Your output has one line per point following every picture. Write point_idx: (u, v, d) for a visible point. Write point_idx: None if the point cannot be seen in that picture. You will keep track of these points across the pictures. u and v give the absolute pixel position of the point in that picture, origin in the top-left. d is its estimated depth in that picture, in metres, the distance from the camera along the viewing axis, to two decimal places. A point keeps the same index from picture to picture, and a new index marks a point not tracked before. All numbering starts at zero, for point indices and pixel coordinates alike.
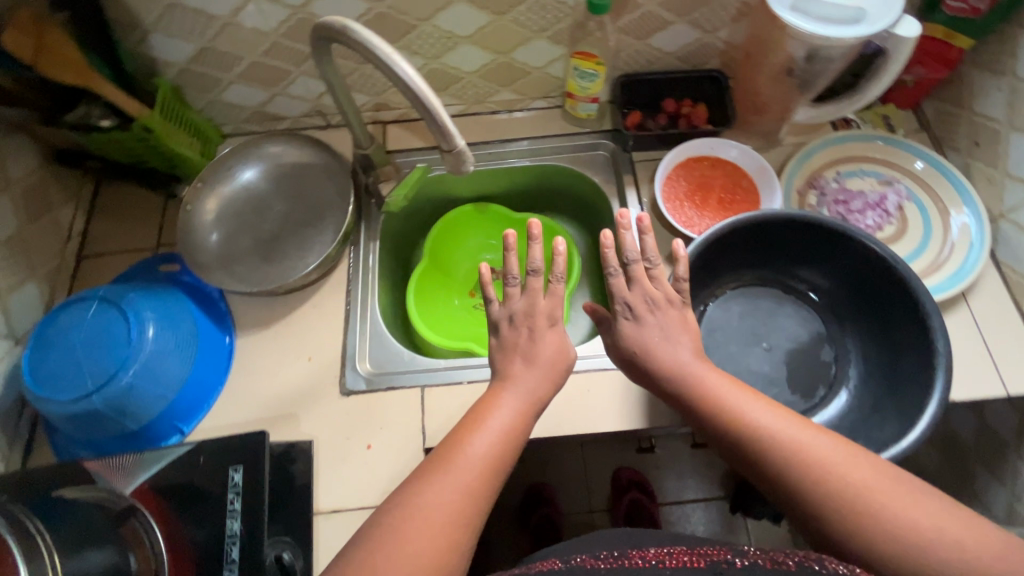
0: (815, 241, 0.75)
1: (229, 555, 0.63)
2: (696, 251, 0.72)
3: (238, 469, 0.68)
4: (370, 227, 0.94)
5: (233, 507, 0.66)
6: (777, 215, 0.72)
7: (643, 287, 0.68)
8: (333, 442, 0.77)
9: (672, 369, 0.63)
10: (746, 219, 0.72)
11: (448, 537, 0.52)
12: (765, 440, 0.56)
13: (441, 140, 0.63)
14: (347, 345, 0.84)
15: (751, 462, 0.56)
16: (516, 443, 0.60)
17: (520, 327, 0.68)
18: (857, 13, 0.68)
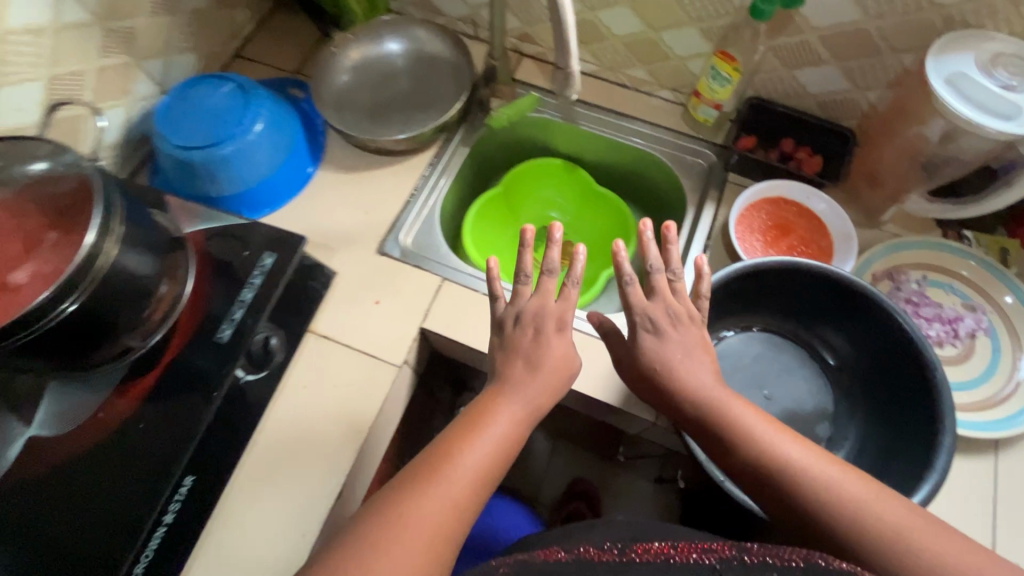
0: (866, 321, 0.72)
1: (233, 313, 0.73)
2: (734, 273, 0.72)
3: (272, 256, 0.75)
4: (467, 134, 1.01)
5: (254, 281, 0.75)
6: (834, 276, 0.70)
7: (664, 305, 0.65)
8: (350, 286, 0.85)
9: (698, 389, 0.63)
10: (798, 265, 0.71)
11: (444, 525, 0.53)
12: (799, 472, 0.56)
13: (558, 54, 0.66)
14: (401, 217, 0.92)
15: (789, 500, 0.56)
16: (510, 452, 0.60)
17: (523, 328, 0.66)
18: (1012, 109, 0.64)
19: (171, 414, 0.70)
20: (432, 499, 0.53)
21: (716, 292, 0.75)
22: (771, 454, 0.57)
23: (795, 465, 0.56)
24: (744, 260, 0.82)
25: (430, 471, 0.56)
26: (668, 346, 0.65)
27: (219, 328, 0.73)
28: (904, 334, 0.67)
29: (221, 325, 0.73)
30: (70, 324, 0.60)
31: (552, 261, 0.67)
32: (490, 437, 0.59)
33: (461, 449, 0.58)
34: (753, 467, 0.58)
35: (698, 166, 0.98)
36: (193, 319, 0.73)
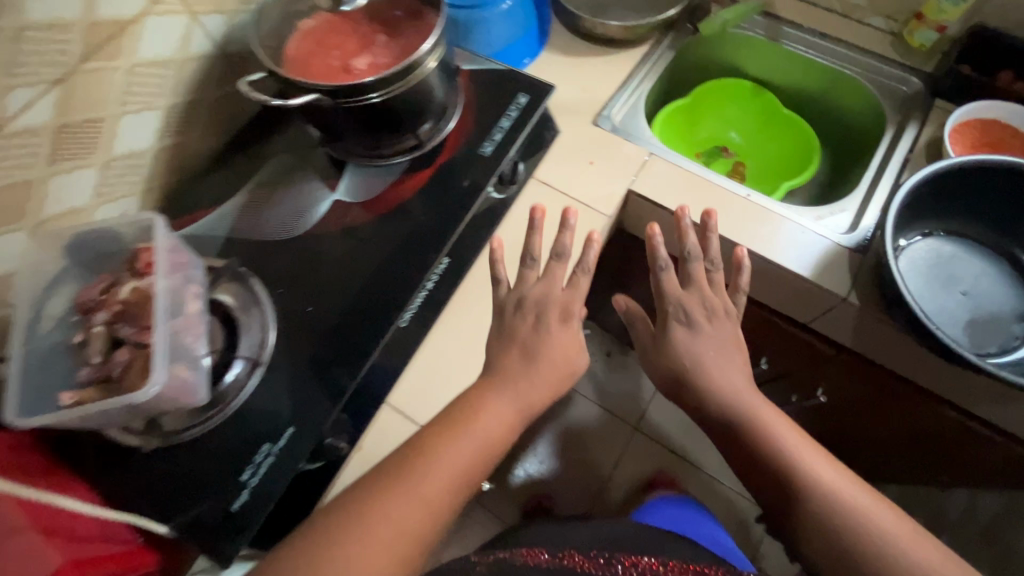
0: None
1: (494, 134, 0.84)
2: (958, 166, 0.77)
3: (525, 96, 0.86)
4: (675, 39, 1.09)
5: (511, 112, 0.86)
6: None
7: (697, 297, 0.79)
8: (568, 147, 0.95)
9: (729, 392, 0.73)
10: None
11: (417, 515, 0.58)
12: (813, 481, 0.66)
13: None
14: (613, 98, 1.01)
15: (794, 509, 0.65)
16: (500, 443, 0.65)
17: (525, 314, 0.71)
18: None
19: (435, 208, 0.79)
20: (399, 498, 0.58)
21: (928, 185, 0.79)
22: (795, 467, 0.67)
23: (809, 473, 0.66)
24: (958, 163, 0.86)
25: (406, 467, 0.60)
26: (702, 339, 0.77)
27: (483, 144, 0.83)
28: None
29: (484, 143, 0.84)
30: (372, 106, 0.72)
31: (563, 247, 0.74)
32: (496, 429, 0.65)
33: (455, 435, 0.63)
34: (770, 471, 0.68)
35: (900, 93, 1.01)
36: (460, 134, 0.84)
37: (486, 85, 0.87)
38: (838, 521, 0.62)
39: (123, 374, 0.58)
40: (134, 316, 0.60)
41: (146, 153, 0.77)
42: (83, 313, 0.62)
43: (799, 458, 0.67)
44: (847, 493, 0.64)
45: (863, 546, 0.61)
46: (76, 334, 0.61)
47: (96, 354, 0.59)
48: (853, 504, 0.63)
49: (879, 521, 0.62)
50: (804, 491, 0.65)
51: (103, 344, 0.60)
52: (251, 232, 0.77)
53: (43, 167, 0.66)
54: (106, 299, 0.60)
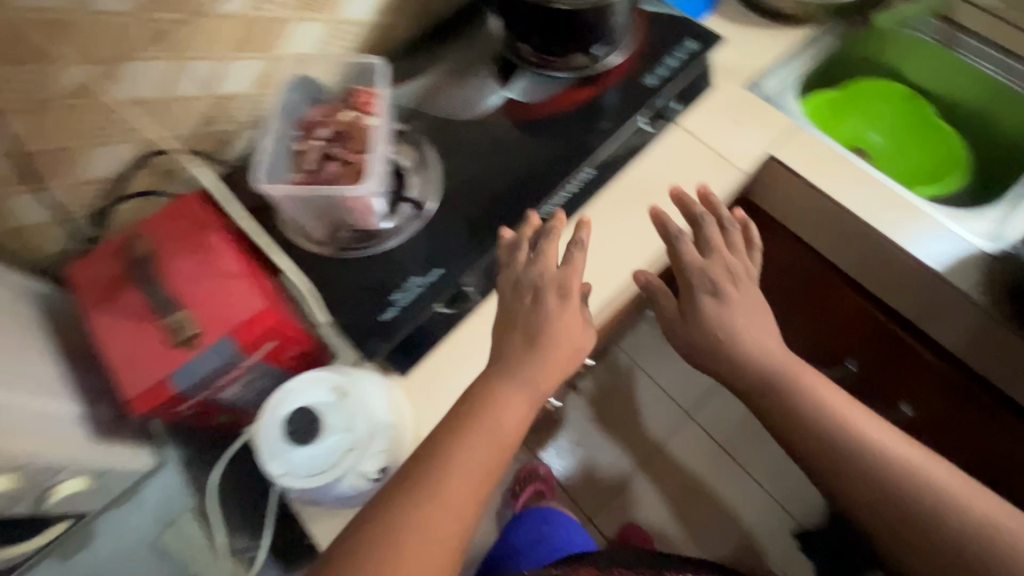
0: None
1: (658, 70, 0.90)
2: None
3: (695, 42, 0.91)
4: (844, 27, 1.10)
5: (679, 53, 0.91)
6: None
7: (720, 266, 0.77)
8: (718, 104, 1.00)
9: (780, 391, 0.73)
10: None
11: (454, 517, 0.59)
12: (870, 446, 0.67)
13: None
14: (770, 68, 1.04)
15: (856, 480, 0.66)
16: (508, 426, 0.64)
17: (520, 293, 0.69)
18: None
19: (591, 123, 0.87)
20: (417, 508, 0.58)
21: None
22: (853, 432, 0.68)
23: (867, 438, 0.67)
24: None
25: (408, 483, 0.60)
26: (733, 307, 0.76)
27: (647, 76, 0.90)
28: None
29: (648, 75, 0.90)
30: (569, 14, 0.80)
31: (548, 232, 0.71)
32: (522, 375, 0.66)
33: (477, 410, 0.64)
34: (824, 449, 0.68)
35: None
36: (627, 63, 0.91)
37: (659, 27, 0.93)
38: (901, 492, 0.64)
39: (331, 180, 0.70)
40: (349, 138, 0.71)
41: (361, 24, 0.89)
42: (306, 129, 0.74)
43: (859, 432, 0.68)
44: (902, 452, 0.66)
45: (924, 509, 0.63)
46: (297, 143, 0.73)
47: (311, 161, 0.71)
48: (909, 470, 0.65)
49: (938, 482, 0.64)
50: (862, 461, 0.67)
51: (317, 154, 0.71)
52: (431, 109, 0.88)
53: (293, 10, 0.79)
54: (332, 119, 0.72)
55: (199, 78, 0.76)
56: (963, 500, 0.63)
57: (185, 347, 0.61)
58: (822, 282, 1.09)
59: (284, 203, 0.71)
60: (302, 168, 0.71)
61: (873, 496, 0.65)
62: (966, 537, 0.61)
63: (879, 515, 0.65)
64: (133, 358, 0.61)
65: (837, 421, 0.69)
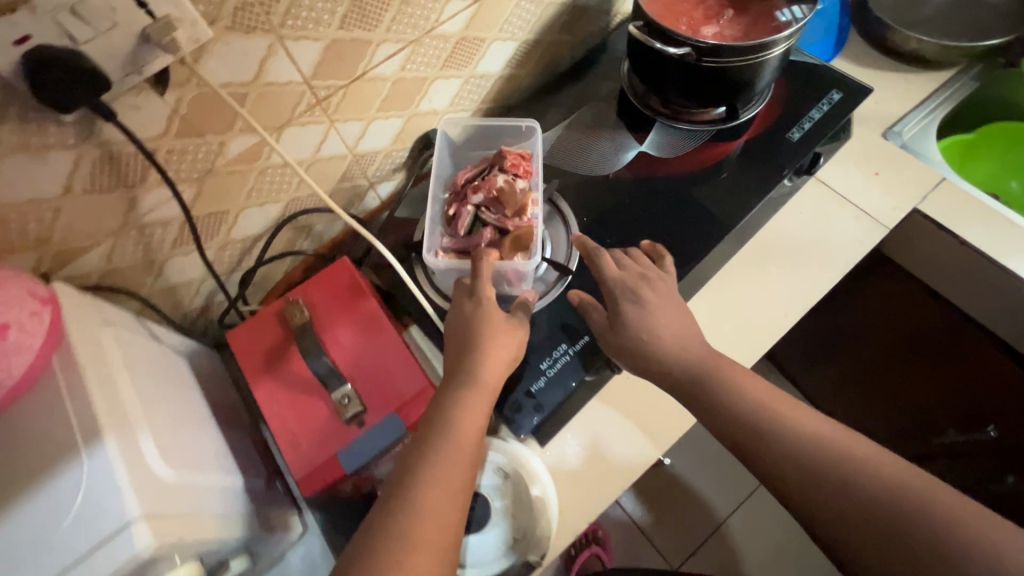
0: None
1: (802, 123, 0.85)
2: None
3: (839, 93, 0.87)
4: (985, 71, 1.04)
5: (824, 105, 0.86)
6: None
7: (632, 272, 0.70)
8: (855, 153, 0.94)
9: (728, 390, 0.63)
10: None
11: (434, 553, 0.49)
12: (799, 436, 0.58)
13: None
14: (908, 115, 0.98)
15: (796, 478, 0.56)
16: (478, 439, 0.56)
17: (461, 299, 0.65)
18: None
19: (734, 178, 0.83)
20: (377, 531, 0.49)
21: None
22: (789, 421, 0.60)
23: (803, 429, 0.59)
24: None
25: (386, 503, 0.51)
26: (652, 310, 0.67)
27: (789, 130, 0.85)
28: None
29: (791, 129, 0.85)
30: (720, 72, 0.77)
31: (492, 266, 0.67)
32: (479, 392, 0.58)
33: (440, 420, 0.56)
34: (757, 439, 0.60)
35: None
36: (768, 116, 0.86)
37: (798, 77, 0.89)
38: (804, 454, 0.57)
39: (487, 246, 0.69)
40: (502, 203, 0.70)
41: (492, 77, 0.88)
42: (458, 194, 0.74)
43: (772, 408, 0.61)
44: (835, 439, 0.57)
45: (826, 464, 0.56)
46: (449, 207, 0.74)
47: (464, 228, 0.71)
48: (833, 442, 0.57)
49: (846, 444, 0.57)
50: (774, 435, 0.59)
51: (471, 220, 0.71)
52: (564, 164, 0.86)
53: (437, 69, 0.78)
54: (486, 183, 0.70)
55: (346, 138, 0.76)
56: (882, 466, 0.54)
57: (353, 425, 0.60)
58: (960, 341, 1.01)
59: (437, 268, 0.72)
60: (460, 232, 0.70)
61: (812, 495, 0.55)
62: (864, 476, 0.54)
63: (796, 488, 0.56)
64: (302, 433, 0.60)
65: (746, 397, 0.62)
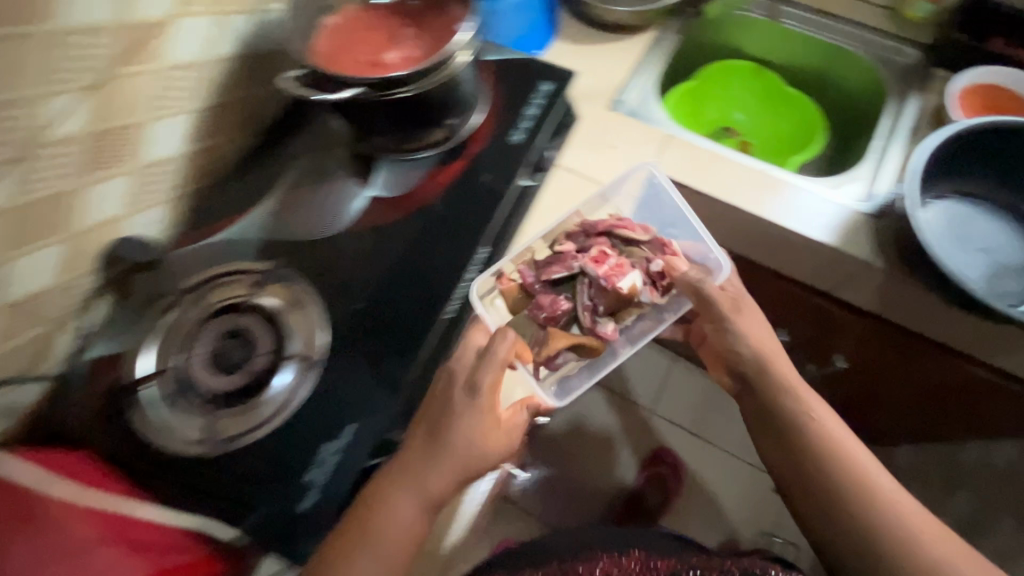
0: None
1: (520, 125, 0.85)
2: (958, 132, 0.81)
3: (549, 84, 0.88)
4: (680, 25, 1.12)
5: (538, 99, 0.87)
6: (1008, 123, 0.80)
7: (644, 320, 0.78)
8: (587, 133, 0.97)
9: (764, 371, 0.74)
10: (1001, 122, 0.80)
11: None
12: (818, 437, 0.71)
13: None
14: (626, 83, 1.03)
15: (800, 467, 0.71)
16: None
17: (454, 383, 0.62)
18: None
19: (473, 197, 0.81)
20: None
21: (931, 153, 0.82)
22: (806, 426, 0.72)
23: (829, 436, 0.71)
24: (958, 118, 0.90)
25: None
26: (743, 322, 0.75)
27: (511, 135, 0.84)
28: None
29: (512, 132, 0.84)
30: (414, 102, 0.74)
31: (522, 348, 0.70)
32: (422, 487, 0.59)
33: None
34: (782, 430, 0.73)
35: (898, 65, 1.06)
36: (487, 125, 0.85)
37: (505, 76, 0.89)
38: (825, 456, 0.70)
39: (545, 309, 0.74)
40: (603, 295, 0.75)
41: (173, 159, 0.76)
42: (576, 246, 0.78)
43: (805, 407, 0.72)
44: (857, 451, 0.70)
45: (830, 466, 0.69)
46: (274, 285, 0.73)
47: (549, 276, 0.75)
48: (840, 444, 0.70)
49: (866, 463, 0.70)
50: (791, 420, 0.72)
51: (566, 275, 0.75)
52: (289, 232, 0.77)
53: (81, 175, 0.64)
54: (614, 266, 0.75)
55: None
56: (885, 485, 0.68)
57: None
58: None
59: (175, 406, 0.66)
60: (546, 279, 0.75)
61: (817, 490, 0.70)
62: (859, 486, 0.68)
63: (794, 468, 0.72)
64: None
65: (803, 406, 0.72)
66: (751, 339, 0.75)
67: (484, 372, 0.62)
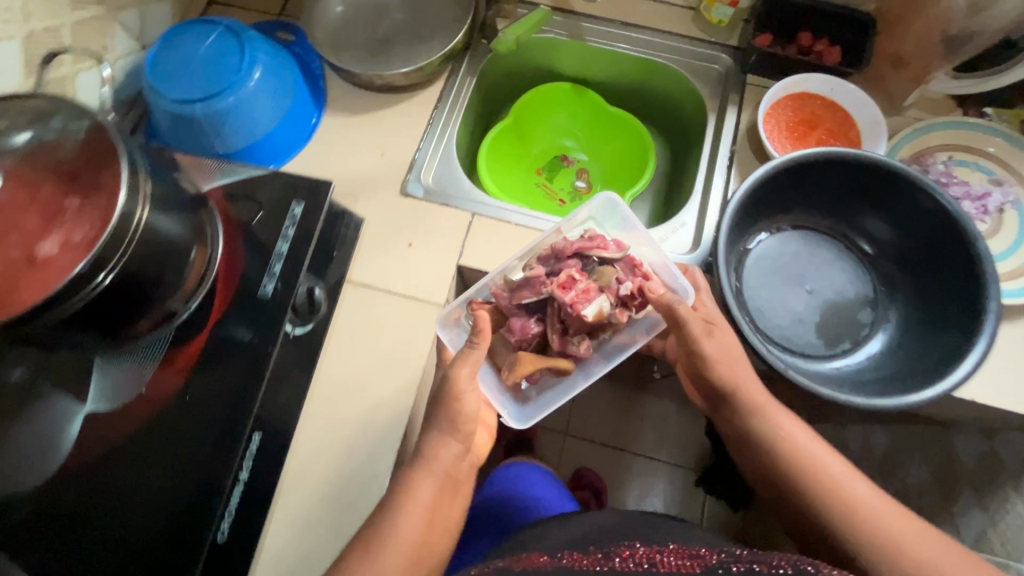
0: (870, 184, 0.74)
1: (273, 267, 0.69)
2: (770, 171, 0.72)
3: (300, 204, 0.72)
4: (473, 64, 0.97)
5: (287, 232, 0.71)
6: (831, 154, 0.71)
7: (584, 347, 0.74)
8: (379, 231, 0.83)
9: (728, 381, 0.69)
10: (816, 155, 0.71)
11: None
12: (795, 454, 0.66)
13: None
14: (419, 155, 0.89)
15: (775, 478, 0.67)
16: None
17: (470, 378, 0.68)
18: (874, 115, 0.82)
19: (225, 378, 0.66)
20: None
21: (747, 202, 0.74)
22: (801, 456, 0.66)
23: (793, 443, 0.66)
24: (769, 147, 0.81)
25: None
26: (715, 341, 0.69)
27: (262, 284, 0.69)
28: (948, 211, 0.68)
29: (263, 280, 0.69)
30: (97, 301, 0.57)
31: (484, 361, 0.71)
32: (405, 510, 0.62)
33: None
34: (746, 440, 0.69)
35: (713, 73, 0.95)
36: (232, 274, 0.69)
37: (246, 201, 0.73)
38: (793, 467, 0.65)
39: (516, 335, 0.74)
40: (571, 324, 0.73)
41: None
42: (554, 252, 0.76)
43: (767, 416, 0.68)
44: (828, 460, 0.65)
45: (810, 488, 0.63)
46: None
47: (522, 299, 0.74)
48: (814, 458, 0.65)
49: (847, 482, 0.62)
50: (761, 434, 0.68)
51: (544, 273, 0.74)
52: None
53: None
54: (586, 287, 0.72)
55: None
56: (868, 504, 0.60)
57: None
58: None
59: None
60: (517, 304, 0.74)
61: (793, 501, 0.65)
62: (842, 507, 0.61)
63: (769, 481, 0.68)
64: None
65: (775, 426, 0.68)
66: (718, 359, 0.70)
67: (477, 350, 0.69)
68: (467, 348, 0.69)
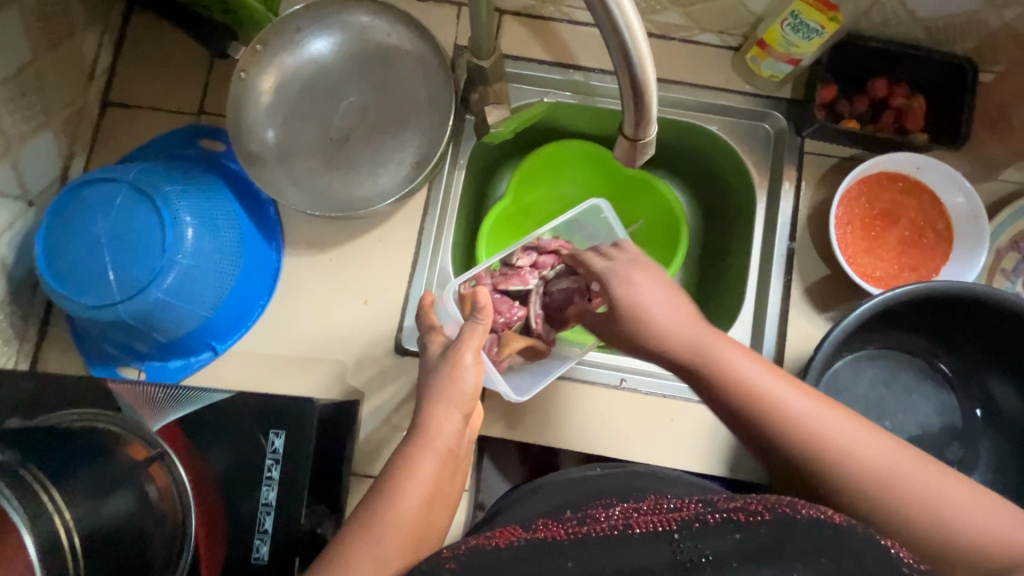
0: (997, 331, 0.62)
1: (262, 524, 0.57)
2: (871, 309, 0.59)
3: (280, 434, 0.58)
4: (458, 151, 0.77)
5: (271, 475, 0.57)
6: (949, 289, 0.58)
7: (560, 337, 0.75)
8: (378, 404, 0.69)
9: (669, 331, 0.54)
10: (927, 292, 0.58)
11: None
12: (753, 395, 0.49)
13: (627, 120, 0.43)
14: (411, 295, 0.72)
15: (741, 424, 0.50)
16: None
17: (470, 333, 0.57)
18: (972, 210, 0.66)
19: None
20: None
21: (835, 350, 0.61)
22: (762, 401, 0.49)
23: (746, 384, 0.49)
24: (844, 262, 0.65)
25: None
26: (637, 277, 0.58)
27: (253, 548, 0.56)
28: None
29: (253, 544, 0.56)
30: None
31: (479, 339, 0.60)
32: (402, 485, 0.50)
33: None
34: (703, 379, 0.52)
35: (761, 134, 0.75)
36: (216, 541, 0.56)
37: (210, 434, 0.58)
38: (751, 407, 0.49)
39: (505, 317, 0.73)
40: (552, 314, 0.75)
41: None
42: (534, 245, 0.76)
43: (704, 347, 0.52)
44: (788, 396, 0.49)
45: (795, 456, 0.47)
46: None
47: (507, 285, 0.74)
48: (776, 396, 0.49)
49: (820, 426, 0.47)
50: (713, 370, 0.51)
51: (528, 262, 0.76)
52: None
53: None
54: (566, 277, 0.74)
55: None
56: (853, 448, 0.46)
57: None
58: None
59: None
60: (505, 289, 0.73)
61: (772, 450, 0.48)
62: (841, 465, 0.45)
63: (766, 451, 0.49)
64: None
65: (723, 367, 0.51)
66: (658, 307, 0.56)
67: (486, 309, 0.58)
68: (471, 323, 0.58)
